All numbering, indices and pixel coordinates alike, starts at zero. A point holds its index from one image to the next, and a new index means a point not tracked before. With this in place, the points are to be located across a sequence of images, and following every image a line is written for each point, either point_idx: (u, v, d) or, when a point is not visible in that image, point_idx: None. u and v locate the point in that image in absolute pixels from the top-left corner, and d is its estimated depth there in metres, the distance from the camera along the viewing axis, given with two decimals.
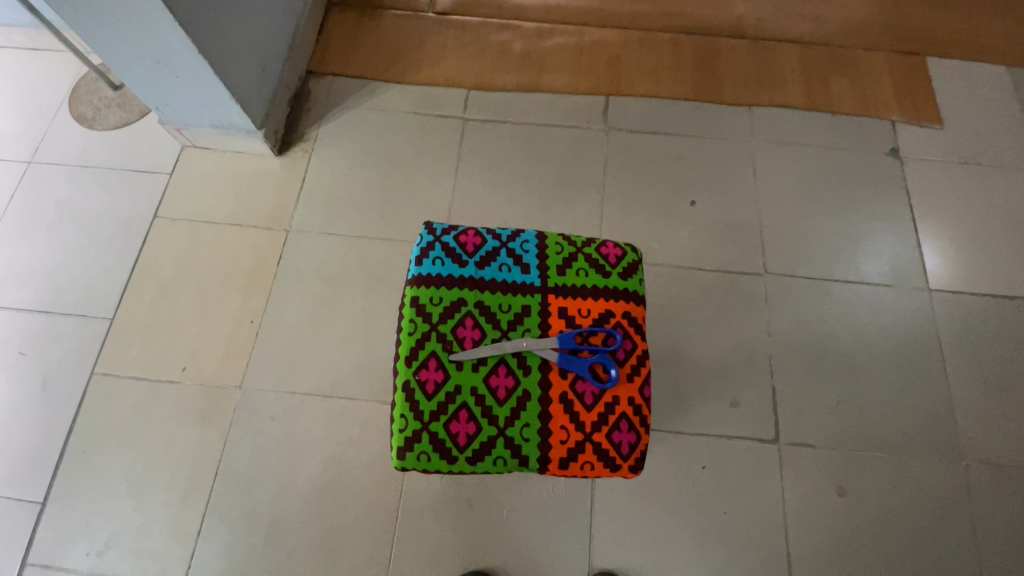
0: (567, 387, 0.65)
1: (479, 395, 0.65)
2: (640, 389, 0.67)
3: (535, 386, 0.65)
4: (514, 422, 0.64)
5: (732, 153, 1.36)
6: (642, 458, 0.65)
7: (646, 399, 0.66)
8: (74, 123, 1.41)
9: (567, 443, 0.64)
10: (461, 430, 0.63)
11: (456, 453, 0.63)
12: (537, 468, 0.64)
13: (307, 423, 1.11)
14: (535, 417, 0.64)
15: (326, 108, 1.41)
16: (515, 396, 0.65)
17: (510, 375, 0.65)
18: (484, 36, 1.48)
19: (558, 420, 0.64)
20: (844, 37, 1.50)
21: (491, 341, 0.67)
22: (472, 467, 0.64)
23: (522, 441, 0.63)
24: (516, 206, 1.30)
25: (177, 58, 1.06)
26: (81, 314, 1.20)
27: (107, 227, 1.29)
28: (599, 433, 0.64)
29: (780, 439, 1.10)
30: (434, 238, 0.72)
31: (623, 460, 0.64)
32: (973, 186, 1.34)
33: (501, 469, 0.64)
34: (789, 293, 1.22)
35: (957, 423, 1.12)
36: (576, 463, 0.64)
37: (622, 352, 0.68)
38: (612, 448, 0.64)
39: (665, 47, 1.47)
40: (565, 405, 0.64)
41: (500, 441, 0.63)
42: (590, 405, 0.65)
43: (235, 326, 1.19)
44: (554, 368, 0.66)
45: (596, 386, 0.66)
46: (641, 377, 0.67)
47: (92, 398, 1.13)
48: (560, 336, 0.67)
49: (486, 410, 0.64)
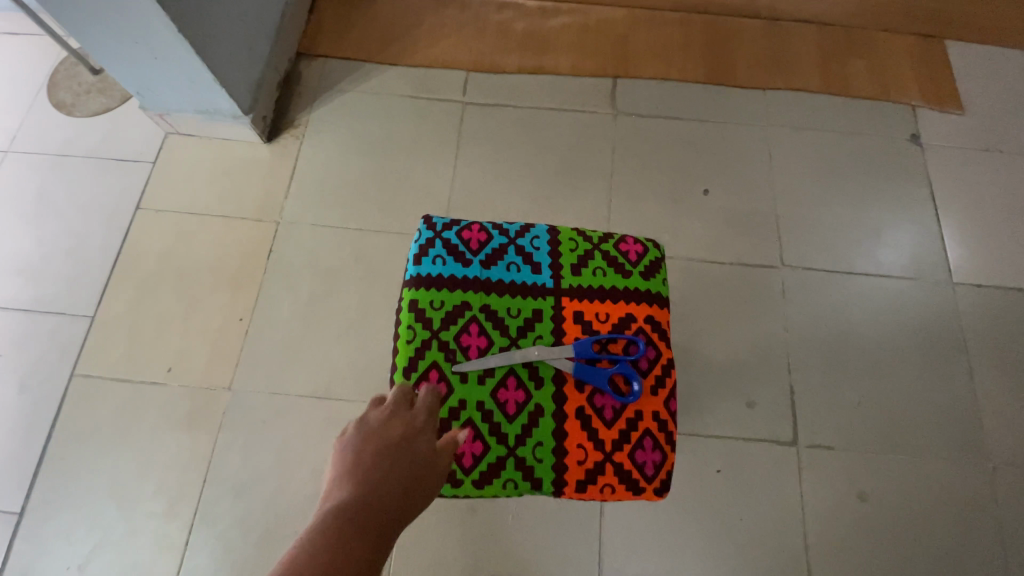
0: (585, 401, 0.61)
1: (486, 410, 0.60)
2: (664, 402, 0.62)
3: (548, 400, 0.61)
4: (525, 441, 0.59)
5: (746, 139, 1.29)
6: (667, 480, 0.60)
7: (672, 414, 0.62)
8: (52, 110, 1.33)
9: (585, 464, 0.59)
10: (467, 451, 0.59)
11: (461, 476, 0.58)
12: (550, 492, 0.59)
13: (301, 426, 1.05)
14: (548, 435, 0.59)
15: (318, 91, 1.33)
16: (526, 411, 0.60)
17: (520, 388, 0.61)
18: (484, 15, 1.40)
19: (575, 438, 0.59)
20: (862, 17, 1.43)
21: (499, 350, 0.62)
22: (478, 491, 0.59)
23: (534, 462, 0.59)
24: (519, 196, 1.23)
25: (155, 38, 0.98)
26: (60, 312, 1.14)
27: (87, 219, 1.22)
28: (621, 452, 0.59)
29: (798, 441, 1.05)
30: (434, 233, 0.66)
31: (647, 483, 0.59)
32: (997, 174, 1.28)
33: (510, 493, 0.59)
34: (807, 287, 1.16)
35: (983, 422, 1.07)
36: (596, 487, 0.59)
37: (646, 362, 0.63)
38: (635, 469, 0.60)
39: (676, 27, 1.39)
40: (583, 422, 0.60)
41: (510, 462, 0.59)
42: (610, 420, 0.60)
43: (223, 324, 1.12)
44: (570, 381, 0.61)
45: (617, 400, 0.61)
46: (666, 389, 0.62)
47: (72, 401, 1.07)
48: (576, 342, 0.62)
49: (495, 428, 0.59)
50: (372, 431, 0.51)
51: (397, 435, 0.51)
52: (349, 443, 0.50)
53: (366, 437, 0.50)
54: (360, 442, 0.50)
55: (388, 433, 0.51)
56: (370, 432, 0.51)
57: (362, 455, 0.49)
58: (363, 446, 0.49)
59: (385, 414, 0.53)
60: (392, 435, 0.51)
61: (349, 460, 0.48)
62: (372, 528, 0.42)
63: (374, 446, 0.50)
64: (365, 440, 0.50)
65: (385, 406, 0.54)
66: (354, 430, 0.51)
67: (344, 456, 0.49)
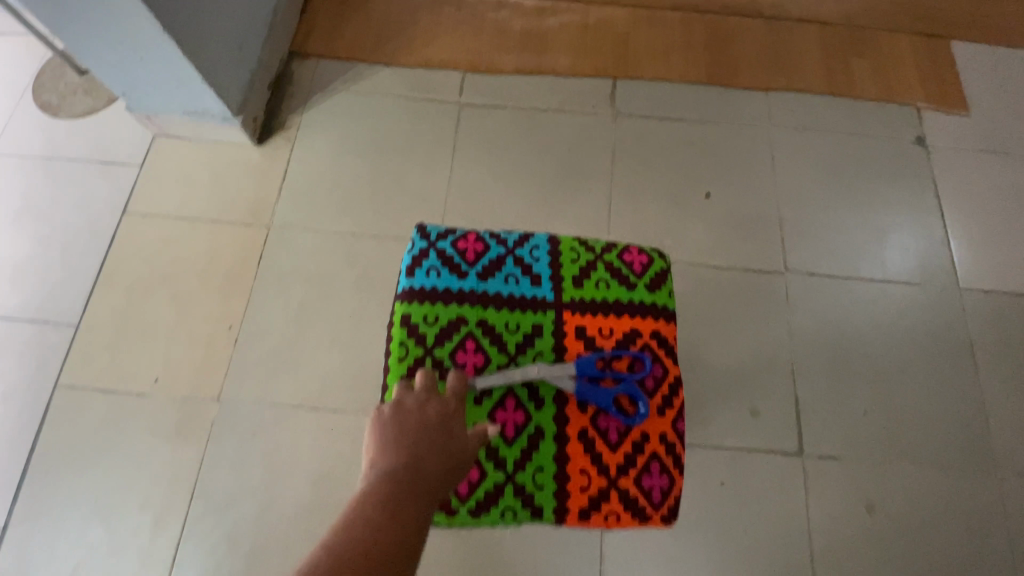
0: (588, 423, 0.61)
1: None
2: (673, 424, 0.62)
3: (549, 422, 0.61)
4: (525, 467, 0.59)
5: (749, 141, 1.27)
6: (676, 507, 0.60)
7: (680, 435, 0.62)
8: (37, 111, 1.29)
9: (588, 491, 0.59)
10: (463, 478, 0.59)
11: (457, 505, 0.58)
12: (551, 520, 0.59)
13: (292, 437, 1.02)
14: (548, 460, 0.59)
15: (310, 92, 1.30)
16: (525, 433, 0.60)
17: (519, 410, 0.61)
18: (481, 14, 1.37)
19: (578, 463, 0.59)
20: (866, 16, 1.40)
21: (495, 367, 0.62)
22: (476, 520, 0.59)
23: (534, 489, 0.59)
24: (517, 199, 1.20)
25: (140, 37, 0.95)
26: (43, 320, 1.10)
27: (72, 224, 1.18)
28: (627, 479, 0.60)
29: (804, 451, 1.02)
30: (428, 244, 0.68)
31: (654, 510, 0.60)
32: (1004, 176, 1.25)
33: (509, 522, 0.59)
34: (811, 292, 1.14)
35: (991, 431, 1.05)
36: (600, 514, 0.59)
37: (652, 380, 0.63)
38: (642, 495, 0.60)
39: (676, 26, 1.37)
40: (586, 445, 0.60)
41: (509, 489, 0.59)
42: (615, 444, 0.60)
43: (212, 332, 1.09)
44: (572, 402, 0.61)
45: (622, 423, 0.61)
46: (674, 410, 0.63)
47: (56, 413, 1.04)
48: (581, 359, 0.61)
49: (493, 454, 0.59)
50: (406, 414, 0.55)
51: (429, 418, 0.55)
52: (385, 422, 0.54)
53: (401, 419, 0.54)
54: (395, 422, 0.54)
55: (422, 412, 0.55)
56: (405, 414, 0.55)
57: (397, 436, 0.53)
58: (398, 429, 0.53)
59: (419, 396, 0.56)
60: (424, 418, 0.55)
61: (386, 440, 0.52)
62: (407, 508, 0.47)
63: (408, 426, 0.54)
64: (400, 422, 0.54)
65: (418, 389, 0.57)
66: (389, 411, 0.55)
67: (381, 435, 0.53)
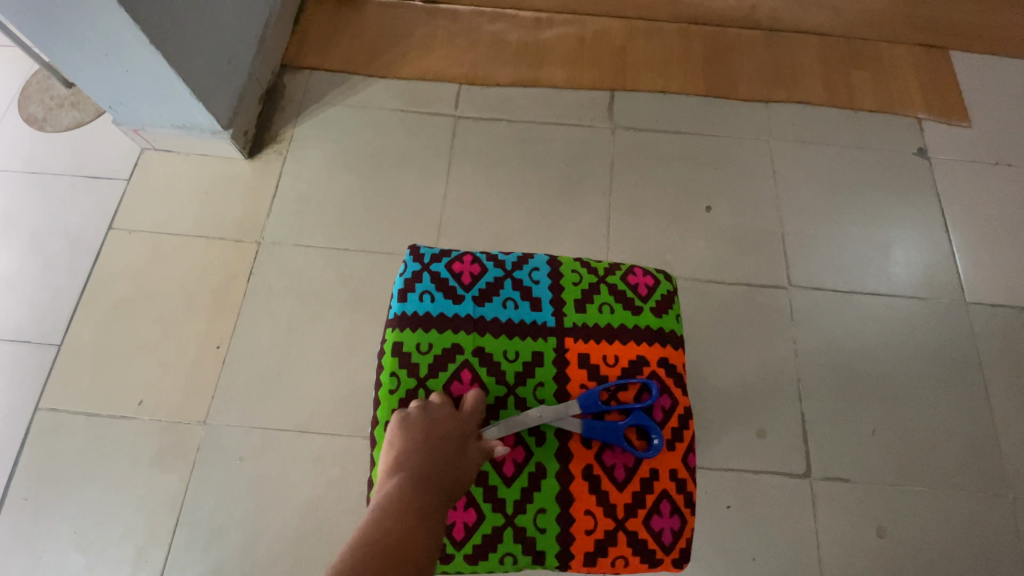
0: (593, 459, 0.60)
1: (482, 473, 0.59)
2: (683, 459, 0.62)
3: (551, 458, 0.60)
4: (525, 508, 0.59)
5: (749, 153, 1.25)
6: (687, 548, 0.60)
7: (690, 471, 0.61)
8: (23, 125, 1.26)
9: (595, 533, 0.58)
10: (459, 522, 0.58)
11: (454, 549, 0.58)
12: (554, 565, 0.58)
13: (282, 462, 0.98)
14: (551, 500, 0.59)
15: (303, 105, 1.27)
16: (526, 471, 0.60)
17: (520, 446, 0.60)
18: (477, 26, 1.36)
19: (583, 503, 0.59)
20: (864, 28, 1.39)
21: (493, 399, 0.62)
22: (474, 566, 0.58)
23: (536, 532, 0.58)
24: (514, 214, 1.18)
25: (127, 50, 0.92)
26: (25, 340, 1.06)
27: (57, 240, 1.15)
28: (636, 520, 0.59)
29: (812, 473, 0.99)
30: (422, 267, 0.67)
31: (664, 553, 0.59)
32: (1006, 188, 1.24)
33: (508, 568, 0.58)
34: (816, 308, 1.11)
35: (1003, 450, 1.02)
36: (607, 558, 0.58)
37: (661, 411, 0.63)
38: (652, 536, 0.59)
39: (674, 38, 1.35)
40: (591, 483, 0.59)
41: (509, 532, 0.58)
42: (622, 481, 0.60)
43: (199, 351, 1.05)
44: (575, 437, 0.61)
45: (630, 458, 0.61)
46: (684, 443, 0.62)
47: (35, 438, 0.99)
48: (585, 396, 0.61)
49: (492, 494, 0.59)
50: (427, 420, 0.57)
51: (450, 426, 0.56)
52: (409, 426, 0.56)
53: (424, 427, 0.56)
54: (419, 428, 0.56)
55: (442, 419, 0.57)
56: (428, 421, 0.57)
57: (420, 442, 0.55)
58: (422, 436, 0.55)
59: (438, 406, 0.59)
60: (445, 426, 0.56)
61: (409, 445, 0.55)
62: (428, 512, 0.49)
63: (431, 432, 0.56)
64: (423, 428, 0.56)
65: (440, 399, 0.59)
66: (412, 417, 0.57)
67: (404, 438, 0.55)
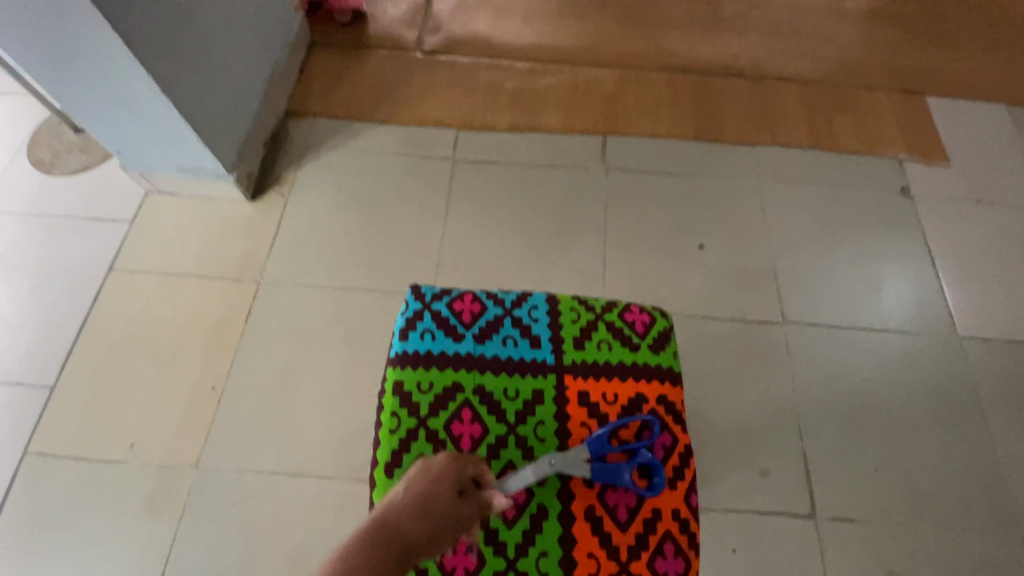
0: (596, 499, 0.60)
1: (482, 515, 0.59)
2: (685, 498, 0.61)
3: (553, 499, 0.60)
4: (527, 550, 0.58)
5: (739, 192, 1.29)
6: None
7: (693, 511, 0.60)
8: (30, 168, 1.29)
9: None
10: (458, 565, 0.57)
11: None
12: None
13: (275, 506, 0.96)
14: (553, 542, 0.58)
15: (305, 149, 1.31)
16: (527, 513, 0.59)
17: (521, 487, 0.60)
18: (474, 75, 1.42)
19: (585, 545, 0.58)
20: (843, 76, 1.47)
21: (494, 437, 0.62)
22: None
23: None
24: (512, 253, 1.20)
25: (138, 99, 0.97)
26: (18, 382, 1.05)
27: (58, 281, 1.15)
28: (639, 562, 0.58)
29: (817, 514, 0.97)
30: (422, 305, 0.67)
31: None
32: (989, 225, 1.28)
33: None
34: (811, 343, 1.12)
35: (1009, 486, 1.01)
36: None
37: (662, 449, 0.63)
38: None
39: (663, 86, 1.42)
40: (594, 524, 0.59)
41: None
42: (625, 522, 0.59)
43: (194, 392, 1.04)
44: (577, 477, 0.60)
45: (633, 498, 0.60)
46: (685, 482, 0.62)
47: (21, 483, 0.97)
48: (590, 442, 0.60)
49: (493, 537, 0.58)
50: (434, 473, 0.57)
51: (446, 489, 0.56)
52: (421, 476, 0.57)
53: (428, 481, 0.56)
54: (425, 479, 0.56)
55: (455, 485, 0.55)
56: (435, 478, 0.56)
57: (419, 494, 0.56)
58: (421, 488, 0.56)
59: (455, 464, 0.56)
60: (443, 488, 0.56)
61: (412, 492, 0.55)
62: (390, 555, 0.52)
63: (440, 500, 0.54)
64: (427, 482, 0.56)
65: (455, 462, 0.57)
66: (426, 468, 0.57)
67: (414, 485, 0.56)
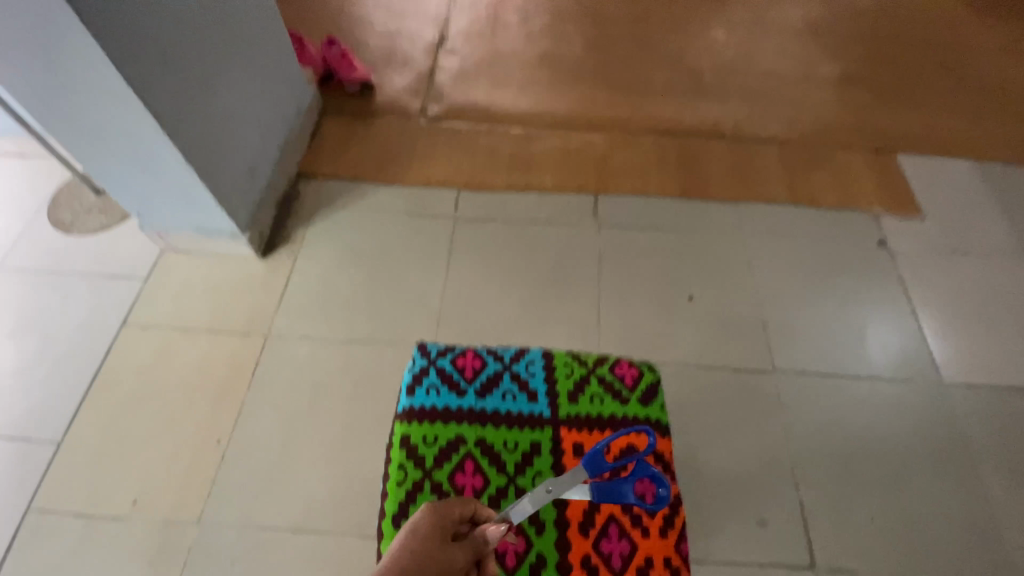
0: (590, 548, 0.64)
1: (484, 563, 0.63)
2: (676, 546, 0.65)
3: (551, 547, 0.64)
4: None
5: (725, 246, 1.36)
6: None
7: (683, 559, 0.64)
8: (51, 228, 1.36)
9: None
10: None
11: None
12: None
13: (276, 562, 0.96)
14: None
15: (315, 209, 1.39)
16: (527, 561, 0.64)
17: (522, 537, 0.64)
18: (474, 139, 1.53)
19: None
20: (817, 137, 1.58)
21: (496, 488, 0.66)
22: None
23: None
24: (511, 306, 1.25)
25: (161, 164, 1.07)
26: (26, 437, 1.07)
27: (72, 337, 1.19)
28: None
29: (817, 564, 0.98)
30: (428, 362, 0.72)
31: None
32: (965, 274, 1.35)
33: None
34: (802, 390, 1.15)
35: (1004, 534, 1.02)
36: None
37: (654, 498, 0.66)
38: None
39: (650, 148, 1.53)
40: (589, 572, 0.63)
41: None
42: (619, 570, 0.63)
43: (199, 446, 1.06)
44: (573, 526, 0.65)
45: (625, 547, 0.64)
46: (675, 530, 0.65)
47: (23, 541, 0.97)
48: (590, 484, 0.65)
49: None
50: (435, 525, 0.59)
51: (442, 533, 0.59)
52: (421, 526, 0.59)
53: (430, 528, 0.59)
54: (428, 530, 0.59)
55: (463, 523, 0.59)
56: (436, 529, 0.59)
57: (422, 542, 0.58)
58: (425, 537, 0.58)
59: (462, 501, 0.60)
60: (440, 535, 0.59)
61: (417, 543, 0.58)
62: None
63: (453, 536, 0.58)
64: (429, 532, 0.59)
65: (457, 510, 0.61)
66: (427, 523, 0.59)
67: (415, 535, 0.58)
